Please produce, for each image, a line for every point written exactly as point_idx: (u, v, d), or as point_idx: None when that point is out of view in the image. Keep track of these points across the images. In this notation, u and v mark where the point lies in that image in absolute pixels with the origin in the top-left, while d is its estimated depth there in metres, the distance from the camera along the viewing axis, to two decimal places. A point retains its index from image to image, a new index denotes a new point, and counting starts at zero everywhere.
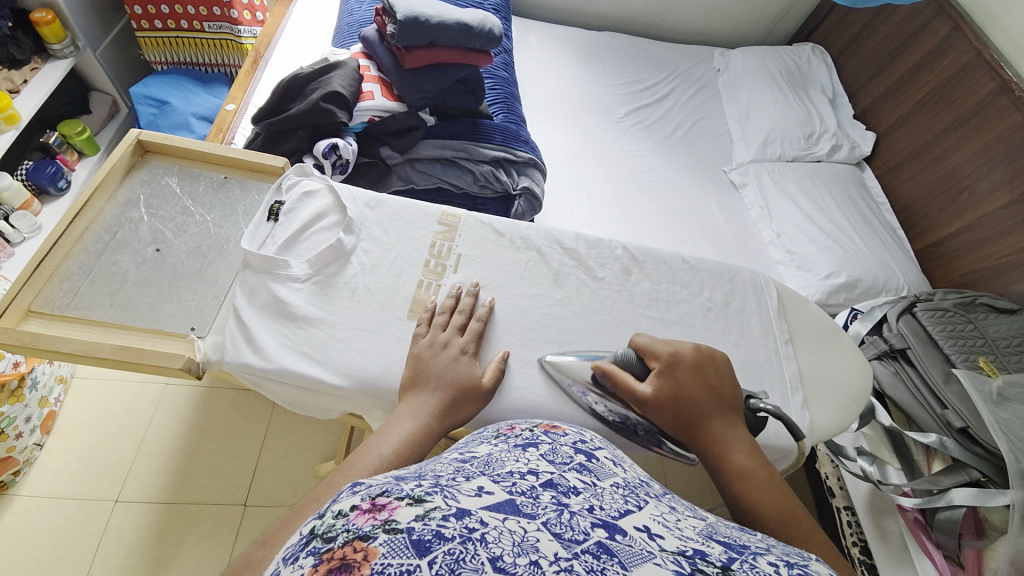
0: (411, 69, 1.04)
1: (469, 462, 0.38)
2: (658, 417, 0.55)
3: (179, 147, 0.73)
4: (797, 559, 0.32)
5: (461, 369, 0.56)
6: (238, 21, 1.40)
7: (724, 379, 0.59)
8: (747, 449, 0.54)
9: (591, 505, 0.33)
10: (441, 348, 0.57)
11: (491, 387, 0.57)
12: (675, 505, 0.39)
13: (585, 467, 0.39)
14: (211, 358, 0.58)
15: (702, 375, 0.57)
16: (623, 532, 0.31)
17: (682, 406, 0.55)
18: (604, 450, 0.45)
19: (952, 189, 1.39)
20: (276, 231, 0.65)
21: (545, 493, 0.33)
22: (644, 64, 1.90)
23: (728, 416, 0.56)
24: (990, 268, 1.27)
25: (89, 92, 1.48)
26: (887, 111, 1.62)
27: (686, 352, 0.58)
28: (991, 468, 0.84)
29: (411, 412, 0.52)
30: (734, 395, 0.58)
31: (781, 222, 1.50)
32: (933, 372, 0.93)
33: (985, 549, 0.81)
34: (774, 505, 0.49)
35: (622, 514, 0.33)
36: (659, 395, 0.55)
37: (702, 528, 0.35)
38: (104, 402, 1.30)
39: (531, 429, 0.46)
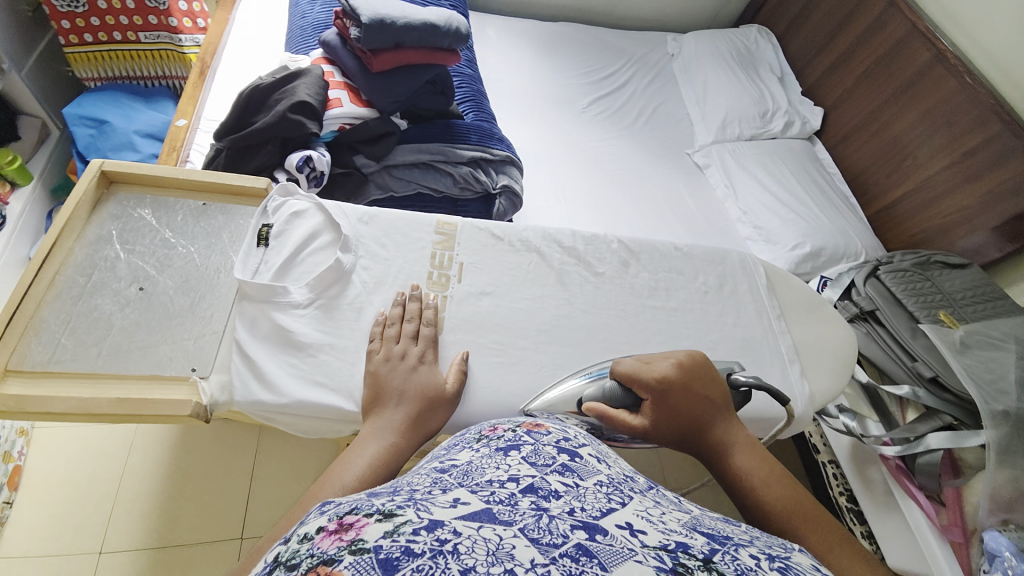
0: (379, 72, 1.01)
1: (448, 472, 0.37)
2: (662, 438, 0.55)
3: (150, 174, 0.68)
4: (779, 551, 0.32)
5: (423, 379, 0.54)
6: (179, 29, 1.30)
7: (714, 385, 0.58)
8: (748, 450, 0.56)
9: (571, 507, 0.32)
10: (398, 361, 0.55)
11: (456, 392, 0.55)
12: (661, 500, 0.38)
13: (567, 466, 0.38)
14: (220, 401, 0.55)
15: (693, 391, 0.56)
16: (604, 531, 0.30)
17: (681, 423, 0.55)
18: (589, 447, 0.43)
19: (896, 156, 1.49)
20: (269, 256, 0.61)
21: (525, 500, 0.32)
22: (602, 53, 1.92)
23: (726, 420, 0.57)
24: (937, 226, 1.37)
25: (17, 116, 1.35)
26: (831, 86, 1.72)
27: (673, 374, 0.55)
28: (962, 411, 0.92)
29: (376, 433, 0.49)
30: (724, 397, 0.59)
31: (746, 199, 1.57)
32: (901, 329, 1.01)
33: (963, 487, 0.89)
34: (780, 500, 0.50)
35: (604, 513, 0.32)
36: (658, 420, 0.54)
37: (687, 521, 0.34)
38: (72, 449, 1.21)
39: (513, 429, 0.44)
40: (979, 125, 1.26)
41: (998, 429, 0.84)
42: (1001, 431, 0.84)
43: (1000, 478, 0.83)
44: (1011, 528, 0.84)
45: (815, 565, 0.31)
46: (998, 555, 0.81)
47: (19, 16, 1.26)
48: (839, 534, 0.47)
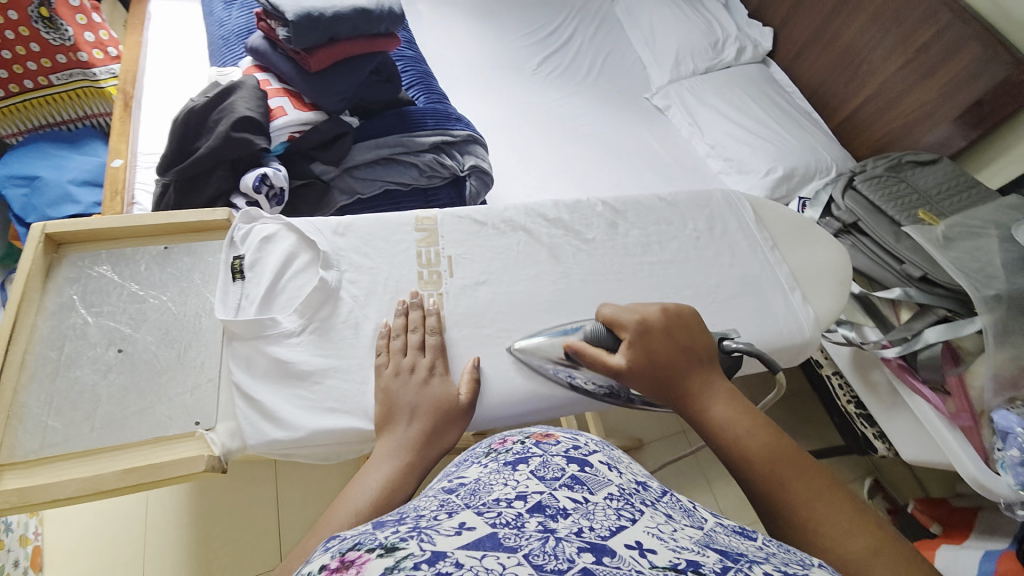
0: (319, 72, 0.95)
1: (456, 492, 0.36)
2: (636, 385, 0.54)
3: (100, 226, 0.64)
4: (795, 568, 0.31)
5: (435, 392, 0.52)
6: (90, 63, 1.22)
7: (697, 335, 0.57)
8: (726, 397, 0.52)
9: (580, 527, 0.31)
10: (409, 375, 0.53)
11: (470, 402, 0.53)
12: (672, 512, 0.37)
13: (577, 479, 0.37)
14: (233, 448, 0.54)
15: (673, 337, 0.56)
16: (612, 553, 0.29)
17: (655, 368, 0.53)
18: (599, 453, 0.43)
19: (851, 64, 1.49)
20: (248, 288, 0.58)
21: (532, 521, 0.31)
22: (541, 9, 1.85)
23: (704, 371, 0.54)
24: (900, 127, 1.38)
25: None
26: (776, 3, 1.69)
27: (653, 315, 0.57)
28: (955, 302, 0.94)
29: (387, 451, 0.47)
30: (707, 347, 0.57)
31: (712, 134, 1.56)
32: (884, 235, 1.02)
33: (966, 373, 0.92)
34: (764, 448, 0.47)
35: (613, 532, 0.31)
36: (633, 364, 0.54)
37: (699, 537, 0.33)
38: (87, 518, 1.18)
39: (523, 441, 0.44)
40: (929, 18, 1.27)
41: (992, 313, 0.87)
42: (995, 315, 0.87)
43: (1002, 359, 0.87)
44: (1018, 405, 0.87)
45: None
46: (1011, 432, 0.86)
47: None
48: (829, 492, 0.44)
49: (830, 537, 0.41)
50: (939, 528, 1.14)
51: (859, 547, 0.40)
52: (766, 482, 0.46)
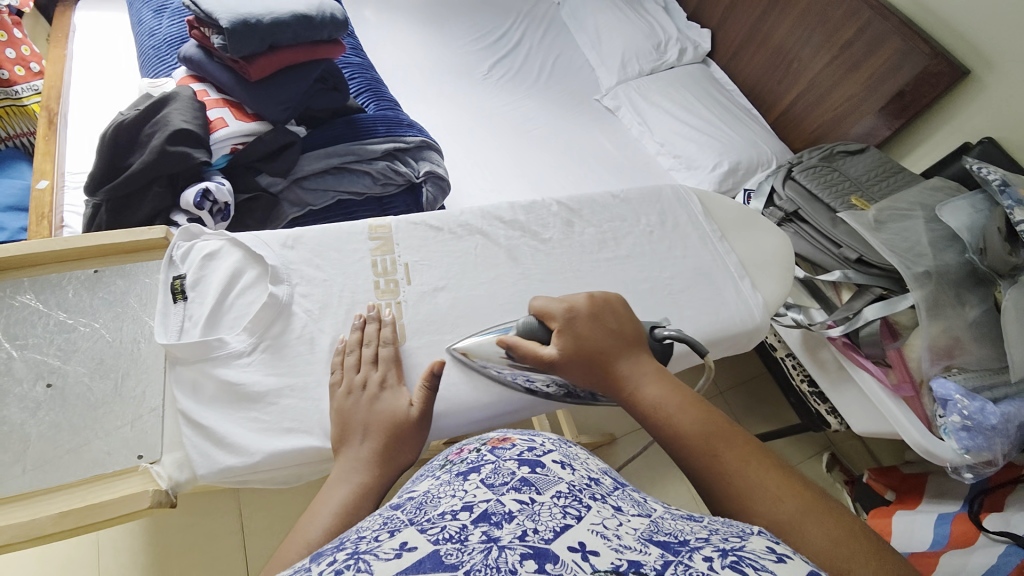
0: (259, 81, 0.92)
1: (403, 508, 0.37)
2: (569, 372, 0.54)
3: (18, 253, 0.58)
4: (732, 543, 0.33)
5: (385, 407, 0.50)
6: (11, 80, 1.12)
7: (625, 319, 0.58)
8: (655, 378, 0.53)
9: (523, 531, 0.32)
10: (361, 393, 0.51)
11: (424, 412, 0.51)
12: (621, 503, 0.39)
13: (527, 480, 0.39)
14: (183, 480, 0.50)
15: (602, 321, 0.56)
16: (554, 558, 0.30)
17: (586, 354, 0.54)
18: (553, 453, 0.43)
19: (783, 62, 1.58)
20: (192, 309, 0.55)
21: (475, 533, 0.32)
22: (488, 14, 1.87)
23: (632, 355, 0.55)
24: (831, 120, 1.47)
25: None
26: (712, 6, 1.78)
27: (580, 303, 0.57)
28: (889, 281, 1.00)
29: (342, 475, 0.46)
30: (636, 331, 0.58)
31: (661, 133, 1.62)
32: (822, 221, 1.09)
33: (903, 346, 0.99)
34: (695, 426, 0.49)
35: (558, 533, 0.32)
36: (564, 352, 0.54)
37: (642, 529, 0.35)
38: (28, 574, 1.07)
39: (478, 448, 0.45)
40: (851, 17, 1.36)
41: (923, 289, 0.94)
42: (925, 290, 0.94)
43: (936, 331, 0.94)
44: (954, 371, 0.95)
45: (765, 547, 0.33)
46: (950, 399, 0.93)
47: None
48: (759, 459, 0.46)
49: (764, 503, 0.43)
50: (893, 494, 1.22)
51: (792, 509, 0.42)
52: (700, 459, 0.47)
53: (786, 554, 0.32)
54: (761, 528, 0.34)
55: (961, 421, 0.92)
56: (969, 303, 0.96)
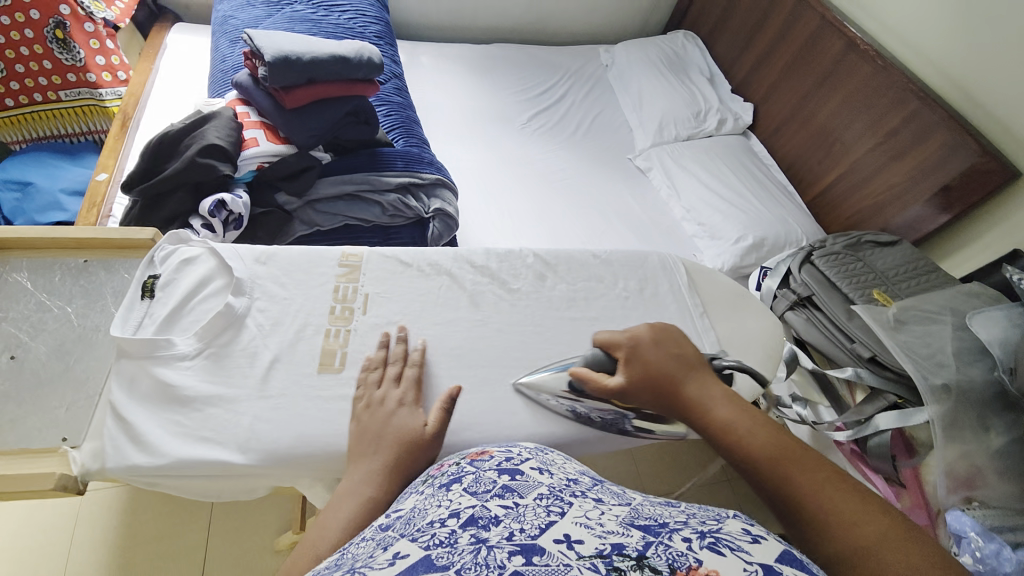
0: (294, 109, 1.01)
1: (392, 526, 0.38)
2: (639, 400, 0.57)
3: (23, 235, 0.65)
4: (710, 526, 0.35)
5: (400, 423, 0.52)
6: (98, 84, 1.32)
7: (687, 347, 0.62)
8: (725, 402, 0.55)
9: (510, 531, 0.34)
10: (378, 406, 0.54)
11: (437, 433, 0.52)
12: (601, 497, 0.41)
13: (508, 487, 0.41)
14: (92, 469, 0.51)
15: (664, 347, 0.60)
16: (541, 551, 0.32)
17: (654, 379, 0.57)
18: (532, 462, 0.47)
19: (825, 142, 1.54)
20: (154, 308, 0.58)
21: (464, 535, 0.33)
22: (537, 69, 1.97)
23: (696, 378, 0.58)
24: (870, 207, 1.41)
25: None
26: (758, 82, 1.78)
27: (643, 333, 0.62)
28: (904, 389, 0.91)
29: (354, 488, 0.47)
30: (699, 358, 0.61)
31: (688, 198, 1.60)
32: (837, 312, 1.01)
33: (920, 465, 0.89)
34: (766, 446, 0.49)
35: (543, 529, 0.34)
36: (631, 379, 0.58)
37: (624, 517, 0.36)
38: (14, 525, 1.13)
39: (458, 462, 0.48)
40: (898, 105, 1.31)
41: (940, 404, 0.84)
42: (943, 407, 0.84)
43: (954, 455, 0.83)
44: (973, 505, 0.82)
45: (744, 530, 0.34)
46: (963, 535, 0.80)
47: None
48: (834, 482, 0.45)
49: (838, 529, 0.41)
50: None
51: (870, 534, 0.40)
52: (772, 481, 0.46)
53: (762, 536, 0.34)
54: (736, 514, 0.37)
55: (973, 565, 0.78)
56: (993, 429, 0.84)
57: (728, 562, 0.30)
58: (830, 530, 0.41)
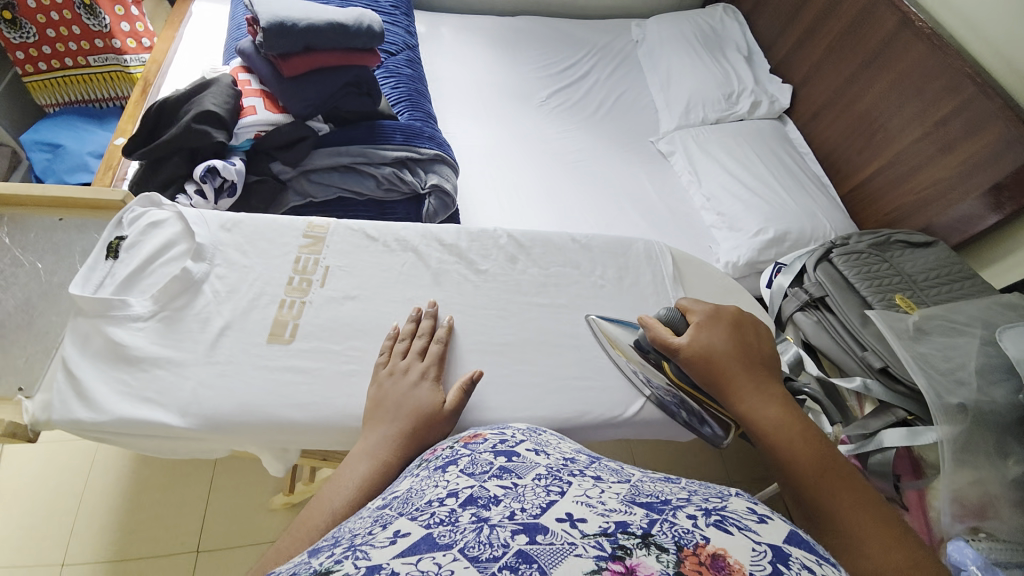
0: (292, 77, 1.00)
1: (390, 505, 0.37)
2: (691, 369, 0.58)
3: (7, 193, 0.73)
4: (714, 503, 0.34)
5: (422, 396, 0.53)
6: (123, 50, 1.36)
7: (762, 339, 0.62)
8: (780, 402, 0.56)
9: (511, 510, 0.33)
10: (401, 375, 0.55)
11: (455, 410, 0.54)
12: (600, 475, 0.40)
13: (505, 467, 0.39)
14: (40, 420, 0.54)
15: (739, 332, 0.61)
16: (544, 530, 0.31)
17: (717, 357, 0.58)
18: (527, 442, 0.45)
19: (867, 129, 1.40)
20: (117, 268, 0.59)
21: (464, 515, 0.33)
22: (561, 45, 1.89)
23: (759, 371, 0.58)
24: (911, 203, 1.28)
25: None
26: (800, 62, 1.63)
27: (725, 312, 0.63)
28: (916, 405, 0.84)
29: (368, 451, 0.49)
30: (768, 354, 0.61)
31: (710, 185, 1.50)
32: (850, 317, 0.93)
33: (926, 489, 0.82)
34: (812, 456, 0.50)
35: (543, 509, 0.33)
36: (693, 347, 0.58)
37: (625, 493, 0.36)
38: (34, 464, 1.21)
39: (452, 444, 0.46)
40: (951, 91, 1.17)
41: (952, 426, 0.76)
42: (956, 428, 0.76)
43: (962, 481, 0.75)
44: (981, 537, 0.75)
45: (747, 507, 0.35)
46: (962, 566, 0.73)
47: None
48: (872, 509, 0.46)
49: (872, 549, 0.42)
50: None
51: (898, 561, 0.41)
52: (810, 488, 0.49)
53: (767, 515, 0.34)
54: (738, 491, 0.36)
55: None
56: (1013, 458, 0.76)
57: (737, 542, 0.30)
58: (863, 548, 0.42)
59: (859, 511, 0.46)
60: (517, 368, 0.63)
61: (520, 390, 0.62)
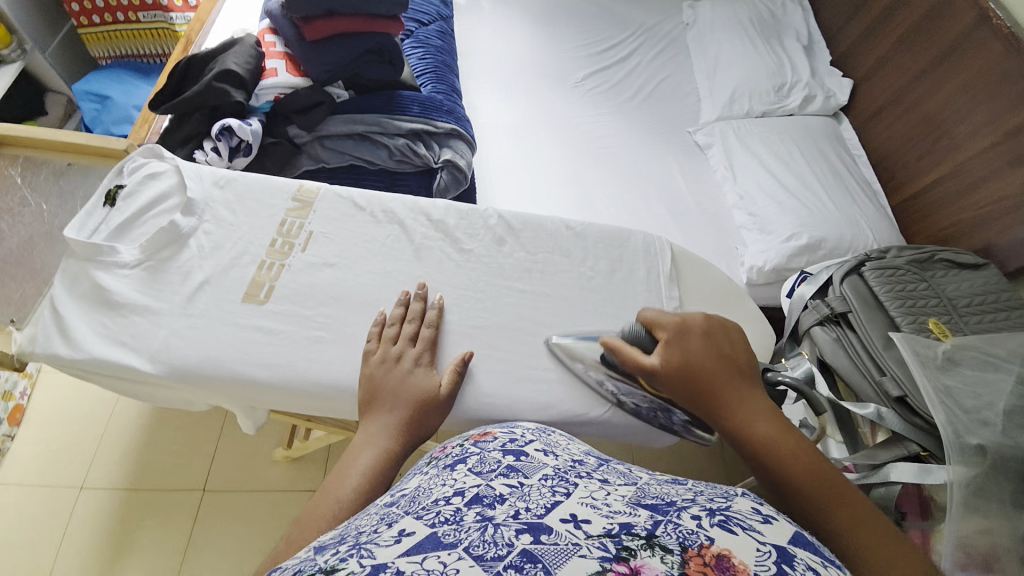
0: (314, 41, 1.00)
1: (396, 504, 0.37)
2: (668, 387, 0.56)
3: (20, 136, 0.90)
4: (720, 505, 0.36)
5: (417, 383, 0.55)
6: (170, 8, 1.41)
7: (738, 346, 0.59)
8: (768, 415, 0.53)
9: (516, 510, 0.33)
10: (394, 362, 0.56)
11: (451, 394, 0.56)
12: (607, 477, 0.41)
13: (512, 468, 0.40)
14: (26, 351, 0.55)
15: (714, 343, 0.58)
16: (549, 530, 0.31)
17: (694, 371, 0.55)
18: (535, 443, 0.46)
19: (930, 134, 1.27)
20: (112, 216, 0.62)
21: (470, 513, 0.33)
22: (605, 23, 1.80)
23: (743, 383, 0.56)
24: (970, 220, 1.16)
25: (46, 93, 1.50)
26: (865, 55, 1.48)
27: (695, 320, 0.59)
28: (932, 441, 0.76)
29: (371, 439, 0.52)
30: (750, 363, 0.58)
31: (744, 182, 1.40)
32: (873, 337, 0.84)
33: (932, 532, 0.76)
34: (805, 471, 0.48)
35: (549, 509, 0.34)
36: (668, 365, 0.55)
37: (631, 496, 0.37)
38: (68, 392, 1.31)
39: (462, 443, 0.46)
40: None
41: (967, 467, 0.70)
42: (971, 470, 0.70)
43: (968, 527, 0.69)
44: None
45: (752, 509, 0.36)
46: None
47: (45, 2, 1.40)
48: (869, 521, 0.44)
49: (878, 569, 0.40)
50: None
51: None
52: (809, 508, 0.46)
53: (771, 517, 0.35)
54: (746, 494, 0.37)
55: None
56: None
57: (739, 543, 0.31)
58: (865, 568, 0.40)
59: (855, 522, 0.44)
60: (488, 352, 0.62)
61: (487, 374, 0.60)
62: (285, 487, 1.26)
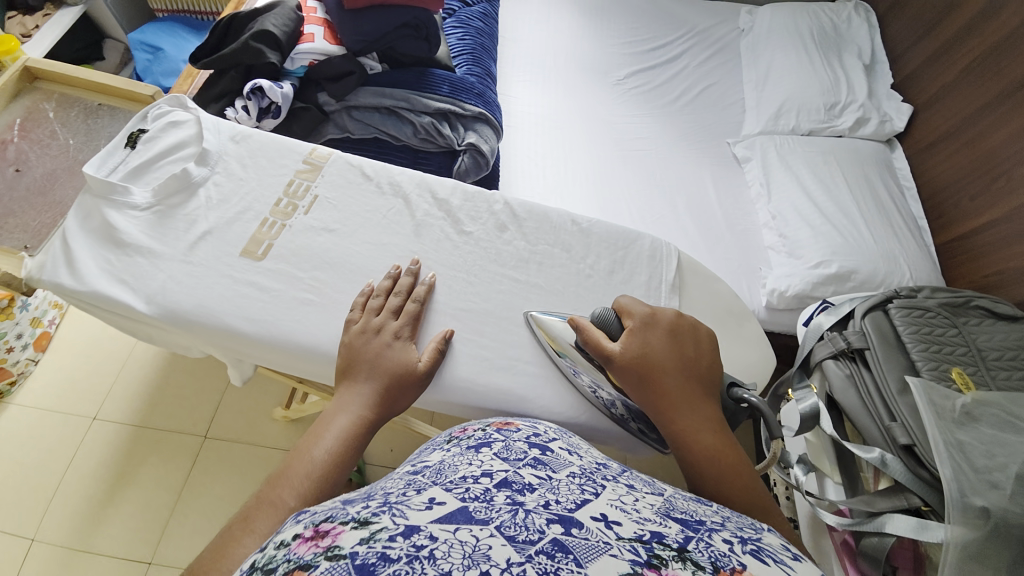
0: (353, 10, 1.00)
1: (422, 472, 0.37)
2: (623, 377, 0.55)
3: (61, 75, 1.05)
4: (750, 533, 0.34)
5: (394, 357, 0.55)
6: None
7: (703, 348, 0.58)
8: (713, 428, 0.53)
9: (546, 501, 0.33)
10: (373, 334, 0.56)
11: (429, 369, 0.56)
12: (633, 484, 0.39)
13: (539, 461, 0.39)
14: (33, 276, 0.58)
15: (677, 341, 0.57)
16: (579, 524, 0.31)
17: (652, 366, 0.54)
18: (558, 441, 0.45)
19: (986, 173, 1.18)
20: (131, 158, 0.64)
21: (500, 495, 0.32)
22: (656, 22, 1.74)
23: (697, 390, 0.55)
24: (1017, 270, 1.07)
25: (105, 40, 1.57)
26: (929, 80, 1.39)
27: (665, 315, 0.58)
28: (937, 496, 0.71)
29: (344, 405, 0.52)
30: (710, 368, 0.57)
31: (779, 202, 1.33)
32: (888, 379, 0.79)
33: None
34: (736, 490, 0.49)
35: (578, 505, 0.33)
36: (627, 355, 0.55)
37: (660, 507, 0.36)
38: (93, 327, 1.39)
39: (484, 428, 0.45)
40: None
41: (967, 529, 0.65)
42: (972, 533, 0.65)
43: None
44: None
45: (781, 544, 0.34)
46: None
47: None
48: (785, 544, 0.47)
49: None
50: None
51: None
52: None
53: (800, 555, 0.33)
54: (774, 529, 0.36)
55: None
56: None
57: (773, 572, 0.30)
58: None
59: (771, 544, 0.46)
60: (473, 337, 0.61)
61: (469, 358, 0.60)
62: (278, 445, 1.29)
